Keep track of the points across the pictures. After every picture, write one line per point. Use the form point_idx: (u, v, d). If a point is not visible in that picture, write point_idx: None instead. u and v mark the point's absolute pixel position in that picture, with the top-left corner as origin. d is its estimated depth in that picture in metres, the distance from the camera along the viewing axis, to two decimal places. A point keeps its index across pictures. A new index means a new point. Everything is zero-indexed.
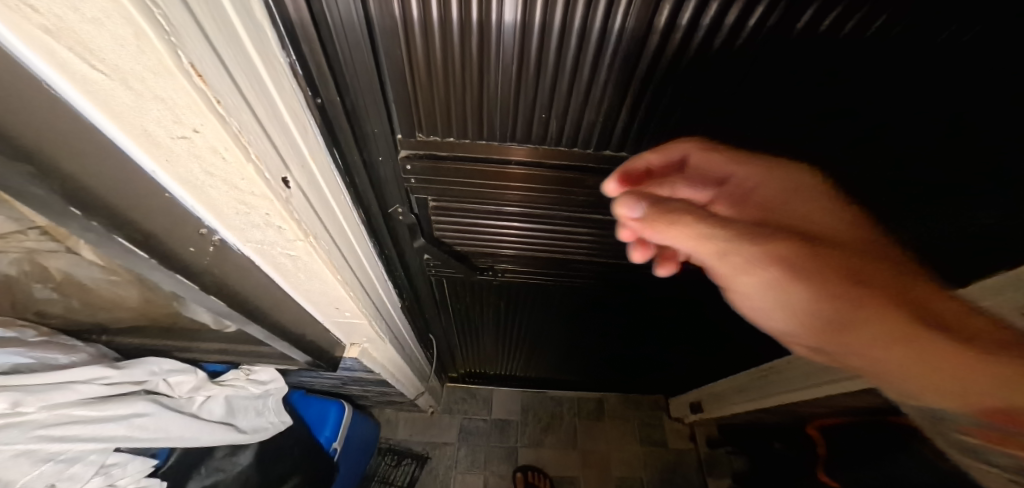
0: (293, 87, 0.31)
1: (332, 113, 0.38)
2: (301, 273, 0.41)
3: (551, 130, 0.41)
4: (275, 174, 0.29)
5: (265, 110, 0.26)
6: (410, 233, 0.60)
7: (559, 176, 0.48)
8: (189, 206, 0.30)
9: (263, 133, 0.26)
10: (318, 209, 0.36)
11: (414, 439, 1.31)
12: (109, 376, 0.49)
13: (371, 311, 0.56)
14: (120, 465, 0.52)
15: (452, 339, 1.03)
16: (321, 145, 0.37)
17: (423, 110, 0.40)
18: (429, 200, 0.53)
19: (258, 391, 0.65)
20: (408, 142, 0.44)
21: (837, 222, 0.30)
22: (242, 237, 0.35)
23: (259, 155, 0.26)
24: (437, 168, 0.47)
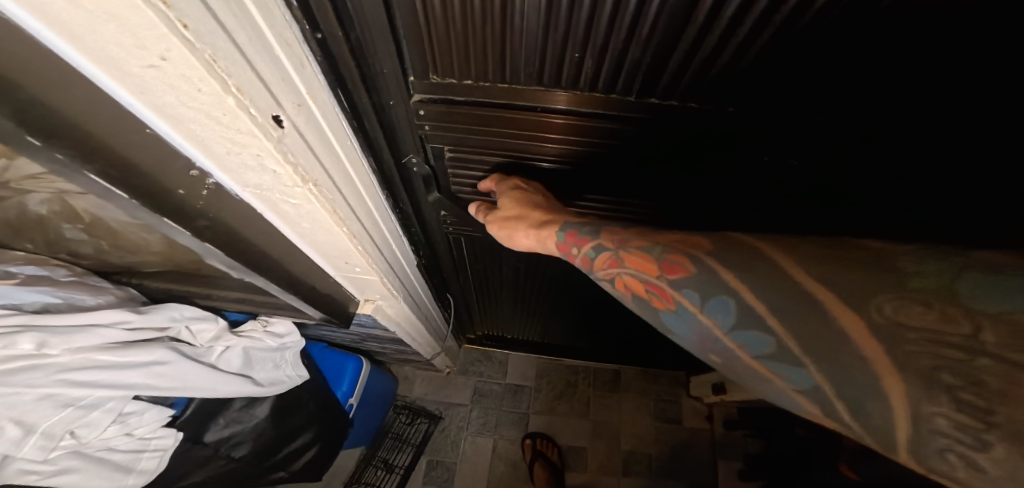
0: (286, 17, 0.24)
1: (335, 50, 0.31)
2: (305, 224, 0.37)
3: (585, 72, 0.35)
4: (263, 110, 0.23)
5: (252, 39, 0.20)
6: (425, 185, 0.55)
7: (587, 126, 0.41)
8: (176, 143, 0.24)
9: (247, 64, 0.20)
10: (318, 149, 0.31)
11: (429, 398, 1.36)
12: (130, 320, 0.48)
13: (384, 269, 0.53)
14: (138, 414, 0.54)
15: (471, 300, 1.02)
16: (323, 84, 0.31)
17: (438, 48, 0.33)
18: (446, 149, 0.47)
19: (275, 344, 0.65)
20: (422, 84, 0.38)
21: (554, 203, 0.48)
22: (241, 183, 0.30)
23: (243, 89, 0.21)
24: (453, 113, 0.41)
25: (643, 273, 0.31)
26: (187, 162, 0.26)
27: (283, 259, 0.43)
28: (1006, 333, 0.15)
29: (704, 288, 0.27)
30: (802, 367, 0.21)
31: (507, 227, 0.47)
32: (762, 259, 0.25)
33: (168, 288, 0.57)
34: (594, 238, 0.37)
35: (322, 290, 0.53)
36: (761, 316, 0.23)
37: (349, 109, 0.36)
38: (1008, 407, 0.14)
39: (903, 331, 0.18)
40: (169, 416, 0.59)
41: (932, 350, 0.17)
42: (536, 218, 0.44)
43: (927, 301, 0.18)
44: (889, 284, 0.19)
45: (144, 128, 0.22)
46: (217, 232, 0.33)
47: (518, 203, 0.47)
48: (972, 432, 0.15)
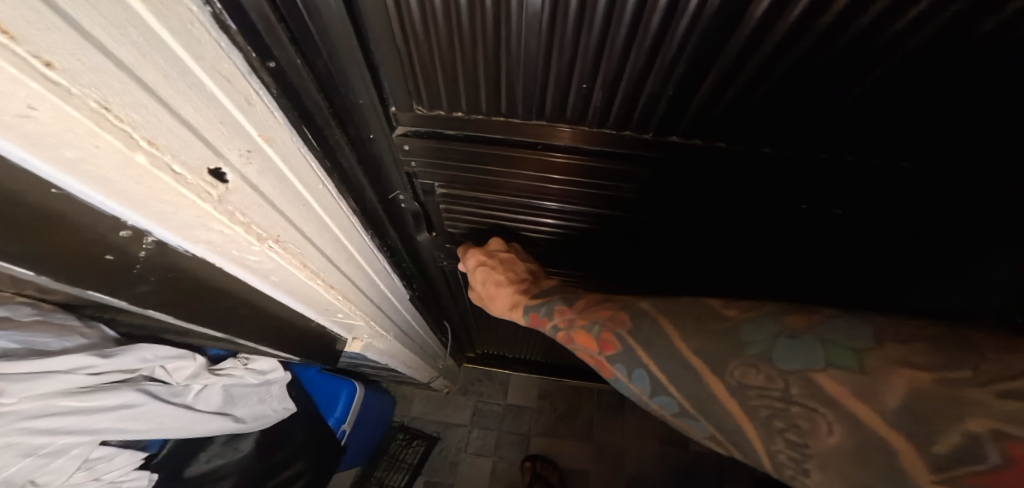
0: (223, 46, 0.18)
1: (296, 82, 0.25)
2: (272, 279, 0.34)
3: (592, 105, 0.30)
4: (194, 166, 0.20)
5: (175, 81, 0.16)
6: (416, 222, 0.52)
7: (591, 168, 0.37)
8: (97, 201, 0.19)
9: (162, 110, 0.17)
10: (281, 202, 0.27)
11: (428, 418, 1.33)
12: (94, 365, 0.50)
13: (370, 311, 0.51)
14: (106, 458, 0.53)
15: (470, 324, 0.99)
16: (283, 122, 0.25)
17: (425, 78, 0.30)
18: (437, 185, 0.44)
19: (258, 380, 0.68)
20: (406, 116, 0.34)
21: (521, 269, 0.51)
22: (190, 239, 0.25)
23: (156, 141, 0.17)
24: (443, 150, 0.37)
25: (587, 348, 0.39)
26: (115, 221, 0.22)
27: (258, 309, 0.39)
28: (803, 386, 0.24)
29: (628, 362, 0.35)
30: (701, 422, 0.29)
31: (487, 299, 0.52)
32: (665, 333, 0.32)
33: (137, 329, 0.52)
34: (551, 318, 0.44)
35: (304, 335, 0.49)
36: (663, 384, 0.31)
37: (321, 147, 0.31)
38: (814, 441, 0.23)
39: (750, 391, 0.26)
40: (143, 457, 0.60)
41: (770, 404, 0.25)
42: (508, 296, 0.49)
43: (758, 365, 0.26)
44: (735, 351, 0.27)
45: (49, 186, 0.17)
46: (168, 294, 0.29)
47: (489, 280, 0.50)
48: (801, 460, 0.23)
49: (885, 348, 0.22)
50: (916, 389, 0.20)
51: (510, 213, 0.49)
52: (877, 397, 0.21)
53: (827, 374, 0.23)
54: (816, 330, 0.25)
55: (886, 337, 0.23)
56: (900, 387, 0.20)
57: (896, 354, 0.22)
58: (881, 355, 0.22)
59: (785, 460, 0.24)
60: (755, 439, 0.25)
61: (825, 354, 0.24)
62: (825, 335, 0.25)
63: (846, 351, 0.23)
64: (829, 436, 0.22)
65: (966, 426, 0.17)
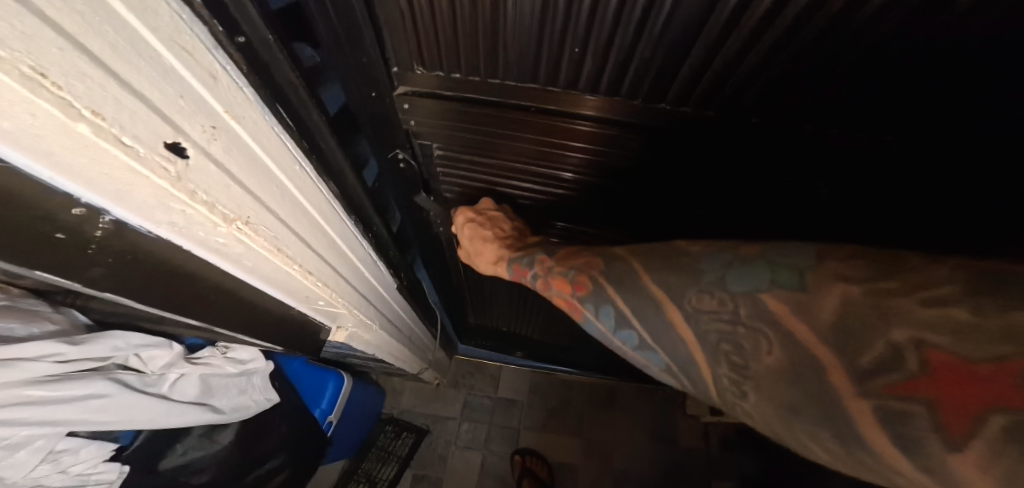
0: (184, 19, 0.16)
1: (267, 58, 0.24)
2: (245, 264, 0.32)
3: (584, 69, 0.31)
4: (149, 141, 0.18)
5: (124, 50, 0.14)
6: (410, 187, 0.54)
7: (583, 132, 0.38)
8: (44, 175, 0.17)
9: (108, 79, 0.14)
10: (250, 183, 0.25)
11: (417, 411, 1.32)
12: (63, 352, 0.48)
13: (354, 299, 0.49)
14: (72, 451, 0.53)
15: (465, 301, 1.03)
16: (253, 99, 0.23)
17: (426, 41, 0.31)
18: (432, 149, 0.45)
19: (236, 370, 0.67)
20: (405, 76, 0.36)
21: (510, 228, 0.51)
22: (151, 219, 0.23)
23: (101, 112, 0.15)
24: (442, 109, 0.38)
25: (560, 292, 0.39)
26: (65, 197, 0.19)
27: (231, 296, 0.37)
28: (750, 306, 0.25)
29: (596, 301, 0.35)
30: (655, 351, 0.31)
31: (472, 255, 0.50)
32: (637, 272, 0.33)
33: (111, 316, 0.49)
34: (530, 268, 0.43)
35: (283, 325, 0.47)
36: (627, 318, 0.32)
37: (297, 128, 0.29)
38: (754, 360, 0.24)
39: (703, 316, 0.27)
40: (112, 450, 0.59)
41: (720, 327, 0.26)
42: (493, 251, 0.48)
43: (712, 292, 0.27)
44: (693, 281, 0.28)
45: None
46: (122, 279, 0.27)
47: (477, 234, 0.49)
48: (739, 380, 0.25)
49: (824, 264, 0.23)
50: (848, 303, 0.20)
51: (501, 181, 0.50)
52: (813, 310, 0.22)
53: (771, 294, 0.24)
54: (766, 255, 0.26)
55: (826, 258, 0.23)
56: (834, 300, 0.21)
57: (832, 270, 0.22)
58: (821, 273, 0.22)
59: (728, 384, 0.26)
60: (703, 366, 0.27)
61: (770, 274, 0.25)
62: (772, 259, 0.25)
63: (789, 271, 0.24)
64: (768, 356, 0.23)
65: (890, 335, 0.18)
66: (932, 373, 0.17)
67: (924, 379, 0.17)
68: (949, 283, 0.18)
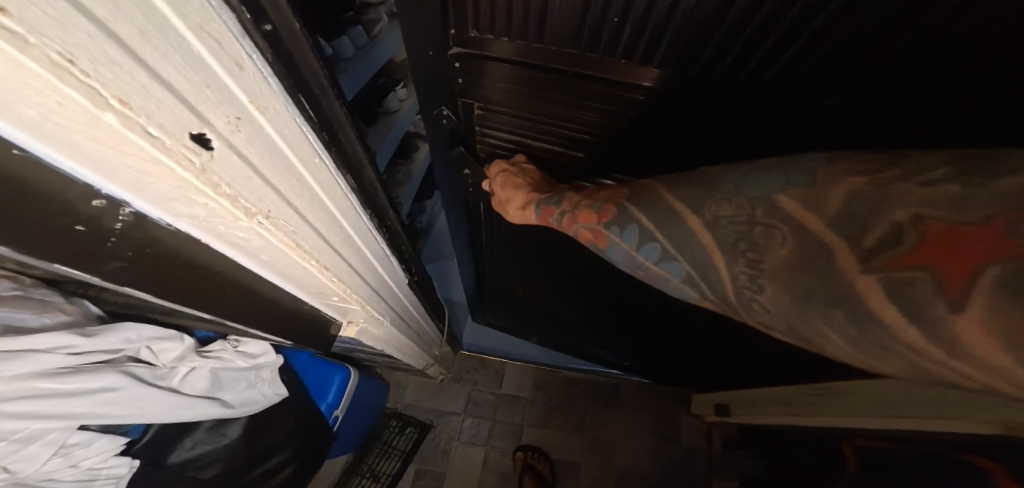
0: (214, 5, 0.15)
1: (292, 47, 0.23)
2: (261, 258, 0.32)
3: (623, 36, 0.37)
4: (174, 131, 0.18)
5: (153, 38, 0.13)
6: (450, 138, 0.64)
7: (602, 91, 0.45)
8: (68, 165, 0.17)
9: (137, 69, 0.14)
10: (270, 176, 0.25)
11: (420, 405, 1.32)
12: (76, 344, 0.47)
13: (367, 296, 0.48)
14: (83, 445, 0.53)
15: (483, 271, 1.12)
16: (277, 89, 0.22)
17: (481, 9, 0.39)
18: (474, 105, 0.55)
19: (247, 364, 0.68)
20: (460, 39, 0.44)
21: (539, 178, 0.59)
22: (172, 211, 0.23)
23: (129, 101, 0.15)
24: (485, 69, 0.47)
25: (586, 221, 0.46)
26: (87, 189, 0.19)
27: (247, 291, 0.36)
28: (767, 208, 0.29)
29: (621, 222, 0.42)
30: (675, 260, 0.37)
31: (504, 201, 0.59)
32: (656, 193, 0.40)
33: (123, 308, 0.49)
34: (559, 205, 0.51)
35: (297, 320, 0.47)
36: (649, 232, 0.39)
37: (317, 118, 0.28)
38: (769, 255, 0.29)
39: (722, 221, 0.32)
40: (122, 444, 0.59)
41: (738, 228, 0.31)
42: (522, 197, 0.56)
43: (730, 199, 0.32)
44: (710, 193, 0.34)
45: (10, 147, 0.14)
46: (142, 271, 0.27)
47: (511, 182, 0.58)
48: (754, 276, 0.30)
49: (834, 165, 0.27)
50: (852, 193, 0.25)
51: (529, 137, 0.58)
52: (822, 202, 0.26)
53: (787, 195, 0.28)
54: (782, 165, 0.30)
55: (833, 161, 0.27)
56: (840, 194, 0.25)
57: (843, 169, 0.26)
58: (830, 171, 0.27)
59: (745, 280, 0.31)
60: (721, 269, 0.33)
61: (786, 180, 0.29)
62: (789, 167, 0.30)
63: (803, 173, 0.28)
64: (782, 248, 0.28)
65: (892, 216, 0.22)
66: (927, 241, 0.21)
67: (918, 248, 0.21)
68: (939, 169, 0.22)
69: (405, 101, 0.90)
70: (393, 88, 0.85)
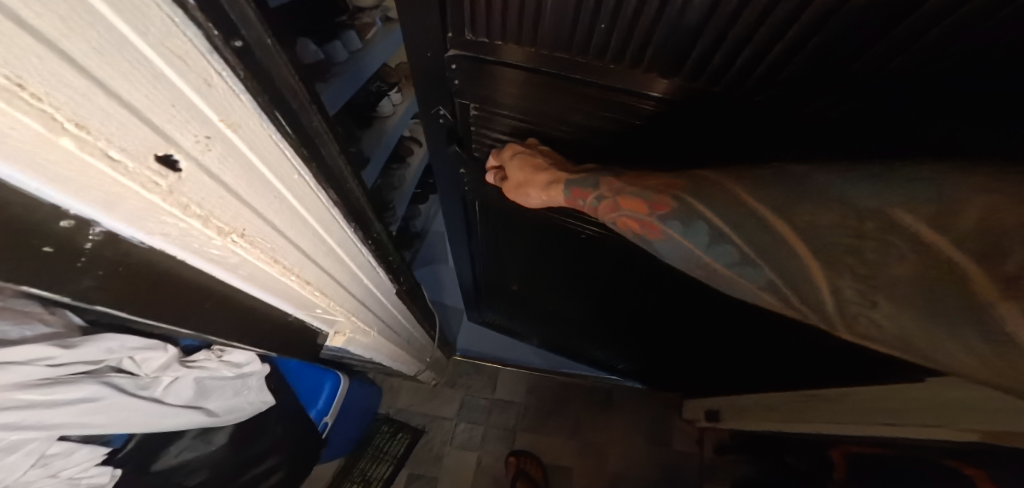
0: (177, 22, 0.14)
1: (268, 64, 0.22)
2: (240, 274, 0.31)
3: (612, 40, 0.39)
4: (136, 149, 0.17)
5: (110, 56, 0.13)
6: (447, 135, 0.65)
7: (593, 93, 0.45)
8: (31, 187, 0.16)
9: (93, 89, 0.13)
10: (243, 193, 0.24)
11: (413, 410, 1.32)
12: (55, 356, 0.47)
13: (353, 307, 0.48)
14: (64, 455, 0.52)
15: (479, 269, 1.12)
16: (251, 105, 0.22)
17: (476, 11, 0.40)
18: (470, 106, 0.55)
19: (232, 373, 0.68)
20: (457, 41, 0.45)
21: (557, 158, 0.55)
22: (144, 230, 0.23)
23: (87, 124, 0.14)
24: (481, 70, 0.48)
25: (634, 211, 0.42)
26: (55, 210, 0.18)
27: (228, 304, 0.36)
28: (879, 222, 0.25)
29: (683, 218, 0.38)
30: (756, 265, 0.33)
31: (518, 186, 0.54)
32: (730, 191, 0.35)
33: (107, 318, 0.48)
34: (595, 189, 0.47)
35: (282, 332, 0.46)
36: (722, 231, 0.35)
37: (296, 133, 0.27)
38: (881, 272, 0.25)
39: (820, 230, 0.28)
40: (104, 454, 0.59)
41: (843, 238, 0.27)
42: (546, 176, 0.52)
43: (832, 207, 0.28)
44: (808, 197, 0.29)
45: None
46: (114, 291, 0.26)
47: (531, 162, 0.54)
48: (863, 294, 0.26)
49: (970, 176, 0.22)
50: (995, 212, 0.20)
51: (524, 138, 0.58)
52: (954, 219, 0.22)
53: (904, 211, 0.24)
54: (895, 171, 0.26)
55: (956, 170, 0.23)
56: (977, 211, 0.21)
57: (979, 183, 0.22)
58: (966, 183, 0.22)
59: (849, 295, 0.27)
60: (814, 275, 0.29)
61: (901, 192, 0.25)
62: (902, 174, 0.25)
63: (923, 183, 0.24)
64: (900, 265, 0.24)
65: None
66: None
67: None
68: None
69: (399, 105, 0.90)
70: (387, 92, 0.85)
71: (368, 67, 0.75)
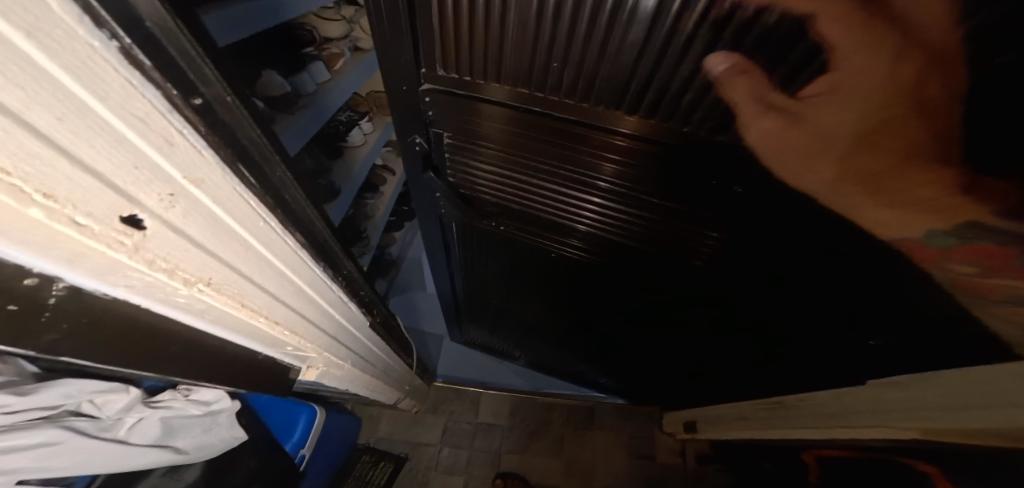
0: (137, 85, 0.16)
1: (229, 119, 0.24)
2: (208, 319, 0.33)
3: (564, 82, 0.42)
4: (99, 208, 0.18)
5: (72, 123, 0.14)
6: (422, 162, 0.66)
7: (564, 130, 0.48)
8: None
9: (57, 158, 0.15)
10: (209, 245, 0.26)
11: (395, 438, 1.30)
12: (8, 404, 0.45)
13: (324, 342, 0.50)
14: None
15: (458, 288, 1.14)
16: (216, 162, 0.23)
17: (446, 48, 0.43)
18: (444, 135, 0.58)
19: (201, 412, 0.66)
20: (431, 76, 0.48)
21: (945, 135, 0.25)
22: (109, 283, 0.24)
23: (54, 194, 0.16)
24: (452, 103, 0.50)
25: None
26: (20, 270, 0.19)
27: (196, 346, 0.37)
28: None
29: None
30: None
31: (814, 158, 0.34)
32: None
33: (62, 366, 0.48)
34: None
35: (252, 370, 0.46)
36: None
37: (261, 184, 0.29)
38: None
39: None
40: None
41: None
42: (932, 190, 0.27)
43: None
44: None
45: None
46: (78, 339, 0.27)
47: (911, 122, 0.25)
48: None
49: None
50: None
51: (496, 166, 0.60)
52: None
53: None
54: None
55: None
56: None
57: None
58: None
59: None
60: None
61: None
62: None
63: None
64: None
65: None
66: None
67: None
68: None
69: (370, 134, 0.93)
70: (357, 122, 0.88)
71: (340, 95, 0.77)
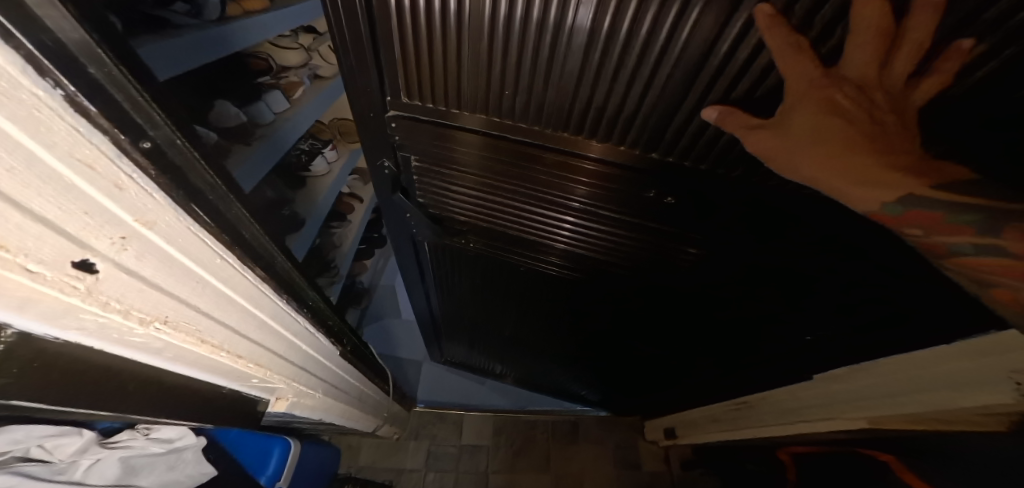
0: (83, 131, 0.17)
1: (180, 161, 0.26)
2: (166, 356, 0.33)
3: (518, 108, 0.45)
4: (50, 255, 0.19)
5: (22, 175, 0.15)
6: (392, 184, 0.68)
7: (521, 151, 0.51)
8: None
9: (10, 210, 0.16)
10: (164, 283, 0.27)
11: (377, 467, 1.26)
12: None
13: (291, 372, 0.50)
14: None
15: (435, 309, 1.14)
16: (168, 204, 0.24)
17: (407, 77, 0.46)
18: (412, 159, 0.60)
19: (162, 449, 0.64)
20: (395, 103, 0.50)
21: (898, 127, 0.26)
22: (61, 327, 0.24)
23: (7, 244, 0.16)
24: (415, 128, 0.53)
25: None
26: None
27: (152, 383, 0.36)
28: None
29: None
30: None
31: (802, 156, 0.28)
32: None
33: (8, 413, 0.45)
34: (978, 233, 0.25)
35: (214, 406, 0.45)
36: None
37: (216, 222, 0.30)
38: None
39: None
40: None
41: None
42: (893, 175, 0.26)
43: None
44: None
45: None
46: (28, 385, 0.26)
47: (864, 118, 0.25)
48: None
49: None
50: None
51: (462, 187, 0.63)
52: None
53: None
54: None
55: None
56: None
57: None
58: None
59: None
60: None
61: None
62: None
63: None
64: None
65: None
66: None
67: None
68: None
69: (335, 161, 0.95)
70: (320, 149, 0.90)
71: (300, 123, 0.80)
